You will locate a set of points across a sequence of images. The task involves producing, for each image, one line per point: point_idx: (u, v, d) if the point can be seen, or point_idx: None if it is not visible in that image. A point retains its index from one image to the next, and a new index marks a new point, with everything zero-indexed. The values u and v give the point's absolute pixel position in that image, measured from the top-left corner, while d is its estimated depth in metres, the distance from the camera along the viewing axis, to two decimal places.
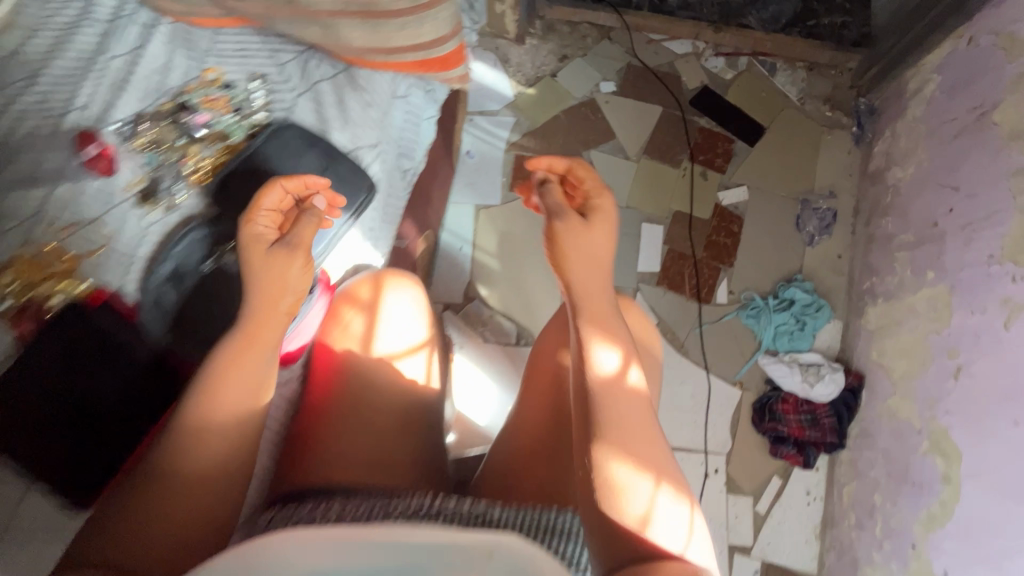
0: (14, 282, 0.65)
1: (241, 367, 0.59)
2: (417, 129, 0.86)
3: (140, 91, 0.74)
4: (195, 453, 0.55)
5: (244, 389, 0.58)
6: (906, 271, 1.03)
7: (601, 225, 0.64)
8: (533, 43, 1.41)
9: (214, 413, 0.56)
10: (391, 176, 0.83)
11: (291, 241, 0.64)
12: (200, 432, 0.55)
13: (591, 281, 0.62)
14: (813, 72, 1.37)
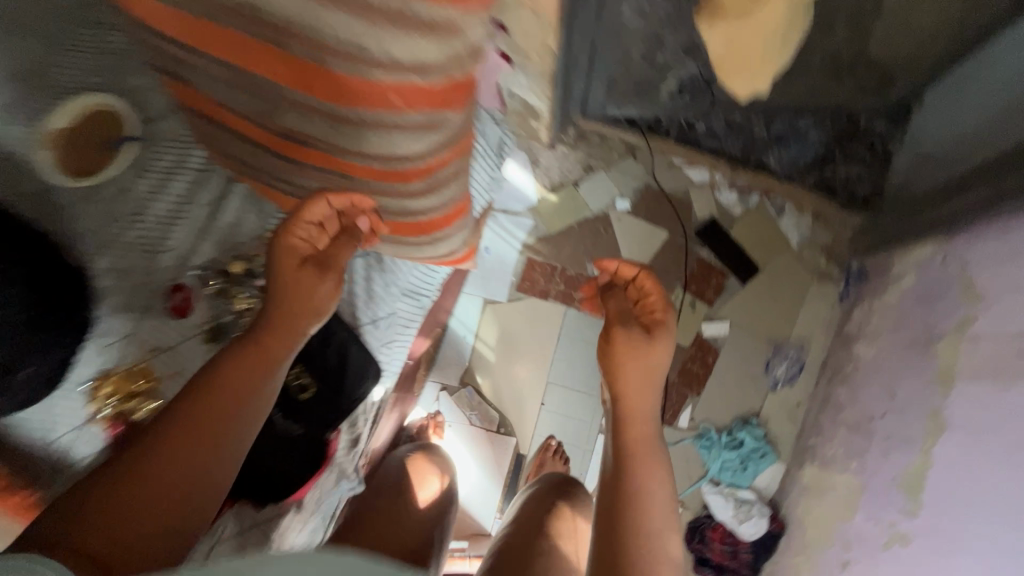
0: (113, 396, 0.88)
1: (259, 365, 0.67)
2: (415, 296, 0.97)
3: (216, 241, 0.98)
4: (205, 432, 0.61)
5: (253, 393, 0.66)
6: (840, 447, 1.18)
7: (662, 347, 0.80)
8: (562, 149, 1.52)
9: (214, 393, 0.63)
10: (394, 346, 0.95)
11: (327, 264, 0.75)
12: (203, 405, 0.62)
13: (640, 378, 0.78)
14: (818, 221, 1.47)
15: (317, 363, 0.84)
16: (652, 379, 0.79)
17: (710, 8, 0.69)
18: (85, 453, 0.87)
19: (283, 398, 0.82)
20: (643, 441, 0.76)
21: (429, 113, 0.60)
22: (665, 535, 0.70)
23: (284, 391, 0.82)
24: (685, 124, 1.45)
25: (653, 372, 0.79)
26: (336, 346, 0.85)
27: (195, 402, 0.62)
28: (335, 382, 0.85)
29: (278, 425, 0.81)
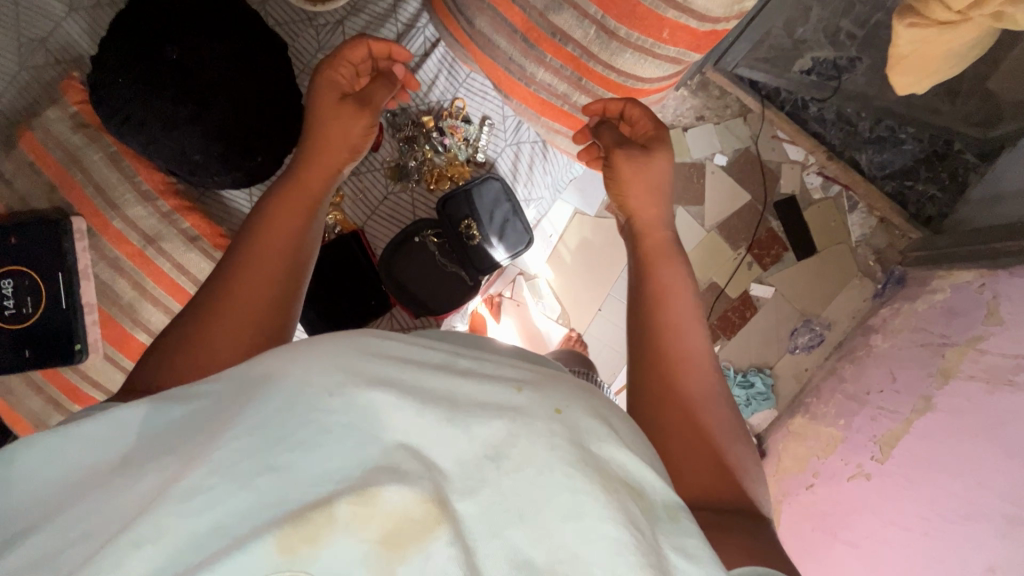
0: None
1: (295, 202, 0.82)
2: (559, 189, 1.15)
3: (410, 94, 1.07)
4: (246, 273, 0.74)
5: (289, 215, 0.80)
6: (833, 408, 1.44)
7: (661, 155, 0.79)
8: (684, 93, 1.63)
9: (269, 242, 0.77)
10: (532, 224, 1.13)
11: (365, 99, 0.91)
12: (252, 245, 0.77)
13: (649, 188, 0.79)
14: (881, 225, 1.63)
15: (483, 223, 1.03)
16: (661, 187, 0.79)
17: (919, 13, 0.85)
18: None
19: (454, 239, 1.04)
20: (655, 243, 0.79)
21: (682, 49, 0.75)
22: (692, 329, 0.73)
23: (456, 234, 1.04)
24: (802, 102, 1.60)
25: (658, 179, 0.79)
26: (505, 216, 1.04)
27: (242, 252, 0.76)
28: (493, 244, 1.05)
29: (447, 251, 1.05)
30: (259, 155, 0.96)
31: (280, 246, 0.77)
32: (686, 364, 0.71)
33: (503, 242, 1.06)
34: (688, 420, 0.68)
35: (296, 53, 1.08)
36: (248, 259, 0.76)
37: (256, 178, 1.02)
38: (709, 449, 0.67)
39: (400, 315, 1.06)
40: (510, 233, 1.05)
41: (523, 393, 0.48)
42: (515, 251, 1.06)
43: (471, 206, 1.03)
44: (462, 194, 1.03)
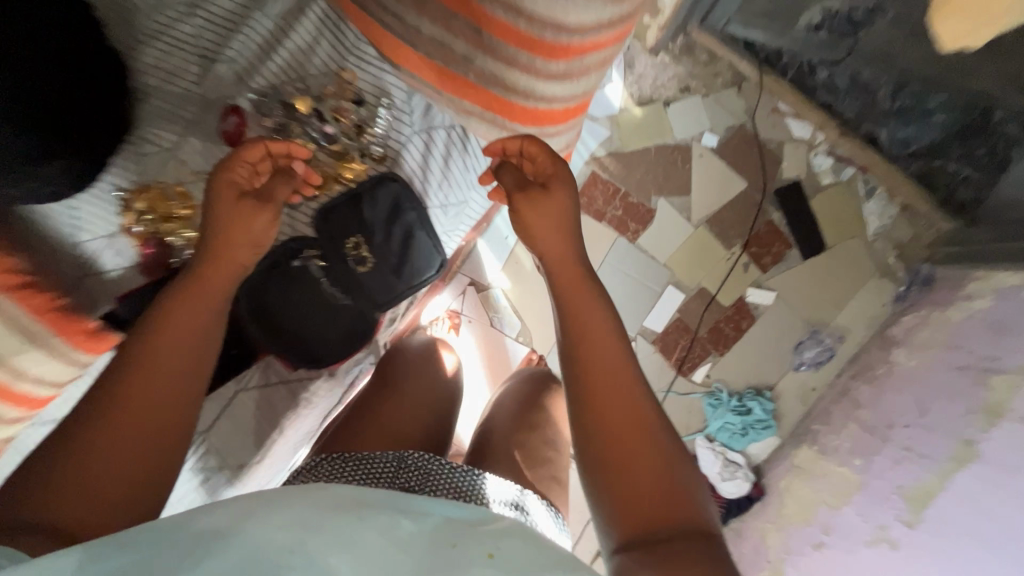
0: (148, 210, 0.79)
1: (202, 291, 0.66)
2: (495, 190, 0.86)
3: (283, 67, 0.80)
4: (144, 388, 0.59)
5: (196, 311, 0.65)
6: (846, 441, 1.19)
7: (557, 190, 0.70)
8: (664, 60, 1.34)
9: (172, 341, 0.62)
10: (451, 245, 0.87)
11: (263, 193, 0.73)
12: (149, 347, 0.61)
13: (552, 224, 0.70)
14: (903, 214, 1.35)
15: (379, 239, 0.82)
16: (567, 222, 0.70)
17: None
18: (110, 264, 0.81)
19: (341, 264, 0.81)
20: (569, 273, 0.69)
21: None
22: (619, 359, 0.64)
23: (342, 259, 0.81)
24: (809, 66, 1.31)
25: (563, 220, 0.70)
26: (406, 232, 0.81)
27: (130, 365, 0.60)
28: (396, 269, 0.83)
29: (337, 279, 0.82)
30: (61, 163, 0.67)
31: (192, 347, 0.63)
32: (618, 401, 0.62)
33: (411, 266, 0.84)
34: (628, 456, 0.59)
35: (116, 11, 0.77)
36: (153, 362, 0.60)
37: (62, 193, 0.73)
38: (644, 479, 0.58)
39: (276, 367, 0.82)
40: (418, 256, 0.82)
41: (455, 548, 0.44)
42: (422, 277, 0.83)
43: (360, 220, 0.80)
44: (345, 201, 0.79)
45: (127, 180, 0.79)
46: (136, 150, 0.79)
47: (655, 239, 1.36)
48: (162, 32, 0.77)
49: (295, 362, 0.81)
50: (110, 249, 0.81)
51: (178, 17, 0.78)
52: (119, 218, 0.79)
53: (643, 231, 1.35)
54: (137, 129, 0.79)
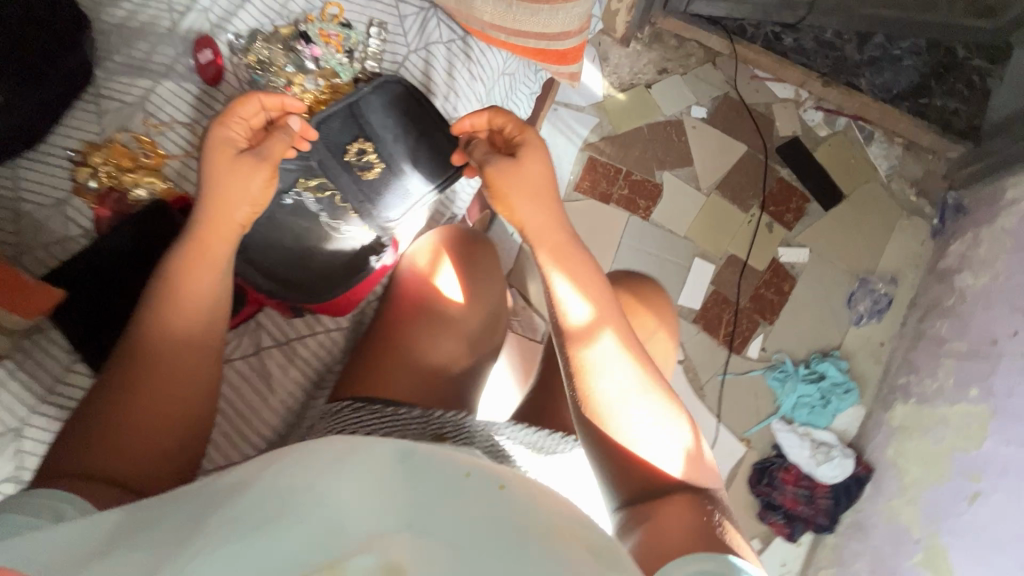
0: (106, 163, 0.66)
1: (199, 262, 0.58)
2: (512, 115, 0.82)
3: (261, 8, 0.74)
4: (154, 374, 0.56)
5: (203, 291, 0.58)
6: (948, 379, 1.01)
7: (531, 152, 0.63)
8: (636, 48, 1.36)
9: (176, 322, 0.57)
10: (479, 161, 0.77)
11: (262, 151, 0.60)
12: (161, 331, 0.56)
13: (524, 185, 0.62)
14: (909, 152, 1.31)
15: (388, 140, 0.69)
16: (548, 186, 0.63)
17: None
18: (50, 235, 0.66)
19: (345, 178, 0.67)
20: (555, 245, 0.62)
21: None
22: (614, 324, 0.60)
23: (345, 171, 0.67)
24: (774, 34, 1.36)
25: (537, 196, 0.62)
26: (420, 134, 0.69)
27: (140, 347, 0.56)
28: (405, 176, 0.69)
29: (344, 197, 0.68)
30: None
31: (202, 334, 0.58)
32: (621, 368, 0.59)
33: (419, 169, 0.70)
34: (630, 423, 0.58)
35: None
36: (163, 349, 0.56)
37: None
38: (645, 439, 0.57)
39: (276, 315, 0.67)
40: (432, 154, 0.70)
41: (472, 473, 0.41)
42: (441, 178, 0.71)
43: (360, 126, 0.67)
44: (342, 110, 0.66)
45: (82, 138, 0.69)
46: (96, 106, 0.70)
47: (669, 213, 1.27)
48: None
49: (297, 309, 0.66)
50: (62, 217, 0.66)
51: None
52: (73, 179, 0.67)
53: (655, 206, 1.28)
54: (101, 84, 0.70)
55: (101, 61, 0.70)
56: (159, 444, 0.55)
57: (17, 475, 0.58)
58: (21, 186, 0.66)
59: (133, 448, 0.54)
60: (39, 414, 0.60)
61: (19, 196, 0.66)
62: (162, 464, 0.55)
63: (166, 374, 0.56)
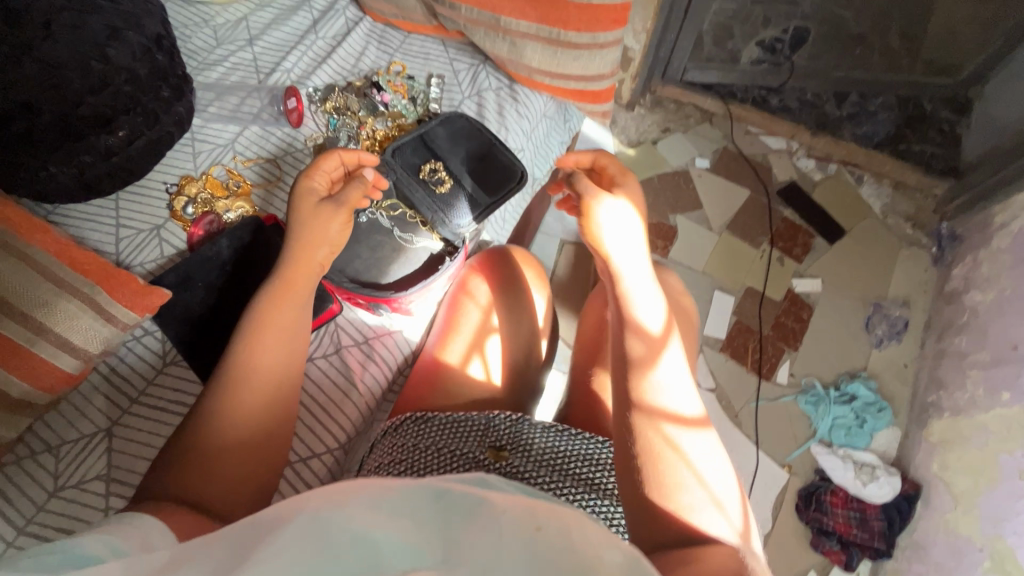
0: (202, 192, 0.74)
1: (285, 304, 0.63)
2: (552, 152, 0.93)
3: (335, 68, 0.86)
4: (236, 409, 0.58)
5: (284, 329, 0.62)
6: (978, 388, 1.05)
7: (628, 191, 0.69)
8: (640, 112, 1.52)
9: (261, 357, 0.60)
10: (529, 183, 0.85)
11: (340, 198, 0.66)
12: (243, 371, 0.59)
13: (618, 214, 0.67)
14: (898, 191, 1.44)
15: (455, 160, 0.78)
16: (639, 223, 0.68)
17: None
18: (149, 256, 0.72)
19: (419, 191, 0.76)
20: (633, 270, 0.65)
21: None
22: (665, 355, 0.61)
23: (420, 186, 0.76)
24: (761, 96, 1.53)
25: (627, 229, 0.66)
26: (482, 154, 0.78)
27: (225, 381, 0.59)
28: (473, 191, 0.77)
29: (419, 209, 0.76)
30: (123, 128, 0.68)
31: (284, 368, 0.61)
32: (666, 397, 0.58)
33: (483, 184, 0.78)
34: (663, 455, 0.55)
35: (187, 53, 0.86)
36: (242, 386, 0.59)
37: (115, 172, 0.71)
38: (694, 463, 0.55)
39: (356, 318, 0.72)
40: (492, 170, 0.78)
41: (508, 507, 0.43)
42: (502, 191, 0.78)
43: (430, 151, 0.78)
44: (413, 140, 0.78)
45: (179, 173, 0.77)
46: (192, 148, 0.79)
47: (686, 251, 1.36)
48: (226, 58, 0.86)
49: (376, 306, 0.71)
50: (158, 240, 0.73)
51: (241, 48, 0.87)
52: (170, 206, 0.74)
53: (672, 245, 1.37)
54: (197, 131, 0.80)
55: (199, 111, 0.81)
56: (242, 476, 0.57)
57: (105, 473, 0.62)
58: (122, 215, 0.74)
59: (217, 478, 0.56)
60: (130, 414, 0.65)
61: (121, 223, 0.73)
62: (238, 494, 0.57)
63: (248, 408, 0.58)
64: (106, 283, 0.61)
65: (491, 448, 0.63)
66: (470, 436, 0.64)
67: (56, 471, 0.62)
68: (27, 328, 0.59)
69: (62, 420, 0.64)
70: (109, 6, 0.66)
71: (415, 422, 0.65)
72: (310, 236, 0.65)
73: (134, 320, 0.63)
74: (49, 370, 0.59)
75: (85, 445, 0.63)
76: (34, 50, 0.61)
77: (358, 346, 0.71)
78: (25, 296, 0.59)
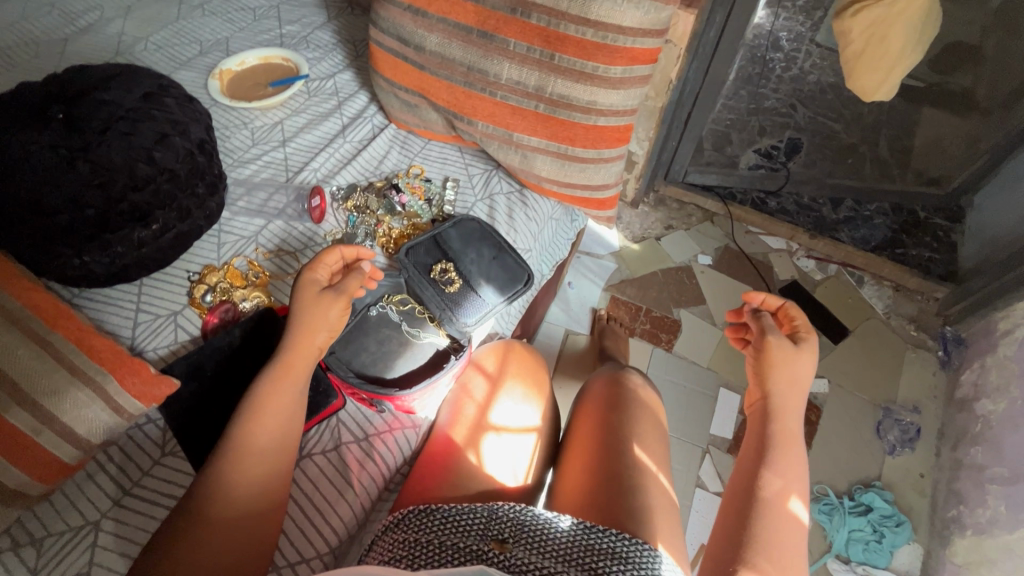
0: (221, 281, 0.78)
1: (286, 380, 0.64)
2: (558, 249, 0.97)
3: (359, 169, 0.93)
4: (231, 494, 0.58)
5: (280, 410, 0.62)
6: (1000, 505, 1.00)
7: (807, 352, 0.71)
8: (644, 209, 1.59)
9: (256, 440, 0.60)
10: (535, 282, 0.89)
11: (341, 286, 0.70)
12: (237, 455, 0.59)
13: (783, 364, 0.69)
14: (899, 293, 1.46)
15: (466, 261, 0.82)
16: (803, 386, 0.69)
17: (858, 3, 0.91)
18: (162, 341, 0.74)
19: (429, 289, 0.79)
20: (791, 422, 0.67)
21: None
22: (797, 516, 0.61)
23: (430, 284, 0.80)
24: (760, 199, 1.61)
25: (797, 383, 0.69)
26: (492, 255, 0.83)
27: (219, 465, 0.58)
28: (479, 290, 0.81)
29: (427, 306, 0.78)
30: (157, 222, 0.73)
31: (278, 450, 0.61)
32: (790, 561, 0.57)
33: (490, 284, 0.81)
34: None
35: (224, 151, 0.94)
36: (235, 472, 0.58)
37: (145, 262, 0.75)
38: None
39: (360, 413, 0.72)
40: (499, 272, 0.81)
41: None
42: (509, 292, 0.81)
43: (442, 251, 0.83)
44: (427, 240, 0.83)
45: (203, 262, 0.82)
46: (217, 239, 0.84)
47: (690, 346, 1.37)
48: (259, 158, 0.93)
49: (379, 403, 0.72)
50: (174, 325, 0.76)
51: (273, 148, 0.95)
52: (189, 294, 0.78)
53: (676, 339, 1.37)
54: (225, 224, 0.85)
55: (228, 205, 0.87)
56: (231, 562, 0.56)
57: (84, 571, 0.60)
58: (142, 300, 0.77)
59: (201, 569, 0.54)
60: (121, 505, 0.64)
61: (140, 308, 0.76)
62: None
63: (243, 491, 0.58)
64: (117, 371, 0.62)
65: (494, 538, 0.61)
66: (474, 530, 0.62)
67: (35, 566, 0.60)
68: (34, 416, 0.59)
69: (51, 510, 0.63)
70: (161, 115, 0.74)
71: (416, 517, 0.63)
72: (312, 320, 0.67)
73: (140, 410, 0.64)
74: (47, 460, 0.60)
75: (67, 540, 0.61)
76: (89, 153, 0.67)
77: (357, 443, 0.70)
78: (38, 383, 0.60)
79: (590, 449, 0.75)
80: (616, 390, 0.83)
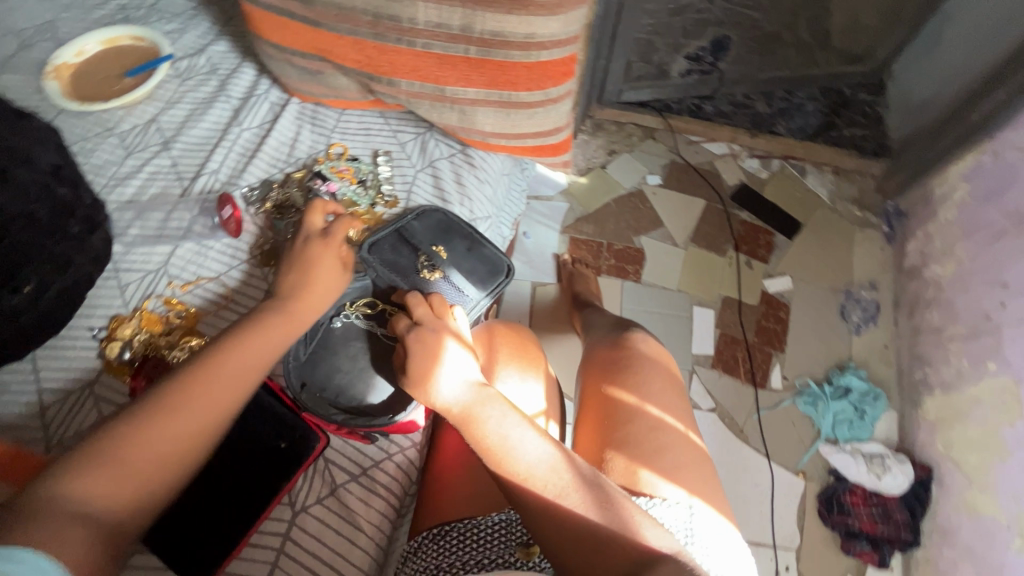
0: (138, 332, 0.65)
1: (256, 344, 0.59)
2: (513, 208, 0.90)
3: (268, 160, 0.78)
4: (197, 410, 0.53)
5: (264, 346, 0.60)
6: (962, 361, 1.08)
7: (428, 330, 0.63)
8: (583, 138, 1.50)
9: (240, 363, 0.57)
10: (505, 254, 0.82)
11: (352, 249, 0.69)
12: (217, 370, 0.56)
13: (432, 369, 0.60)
14: (839, 176, 1.48)
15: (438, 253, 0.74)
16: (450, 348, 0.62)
17: None
18: (83, 422, 0.61)
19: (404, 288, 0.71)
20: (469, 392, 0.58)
21: None
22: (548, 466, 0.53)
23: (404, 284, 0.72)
24: (696, 105, 1.56)
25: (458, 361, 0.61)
26: (465, 247, 0.75)
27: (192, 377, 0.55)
28: (460, 287, 0.73)
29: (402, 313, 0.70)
30: (28, 282, 0.57)
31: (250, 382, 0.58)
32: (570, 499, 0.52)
33: (468, 277, 0.74)
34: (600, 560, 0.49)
35: (92, 170, 0.76)
36: (204, 387, 0.54)
37: (30, 331, 0.60)
38: (665, 534, 0.51)
39: (348, 448, 0.65)
40: (477, 264, 0.74)
41: None
42: (491, 286, 0.75)
43: (408, 245, 0.74)
44: (390, 235, 0.74)
45: (108, 313, 0.67)
46: (118, 281, 0.69)
47: (657, 271, 1.35)
48: (140, 169, 0.76)
49: (370, 433, 0.65)
50: (93, 401, 0.63)
51: (156, 154, 0.78)
52: (102, 355, 0.64)
53: (643, 268, 1.35)
54: (120, 260, 0.70)
55: (119, 237, 0.71)
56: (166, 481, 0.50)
57: None
58: (43, 378, 0.63)
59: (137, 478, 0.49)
60: None
61: (43, 388, 0.62)
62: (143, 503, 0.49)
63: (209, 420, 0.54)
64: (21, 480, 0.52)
65: (520, 545, 0.57)
66: (496, 539, 0.57)
67: None
68: None
69: None
70: None
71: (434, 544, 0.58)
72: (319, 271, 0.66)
73: None
74: None
75: None
76: None
77: (354, 481, 0.63)
78: None
79: (600, 411, 0.72)
80: (615, 353, 0.78)
